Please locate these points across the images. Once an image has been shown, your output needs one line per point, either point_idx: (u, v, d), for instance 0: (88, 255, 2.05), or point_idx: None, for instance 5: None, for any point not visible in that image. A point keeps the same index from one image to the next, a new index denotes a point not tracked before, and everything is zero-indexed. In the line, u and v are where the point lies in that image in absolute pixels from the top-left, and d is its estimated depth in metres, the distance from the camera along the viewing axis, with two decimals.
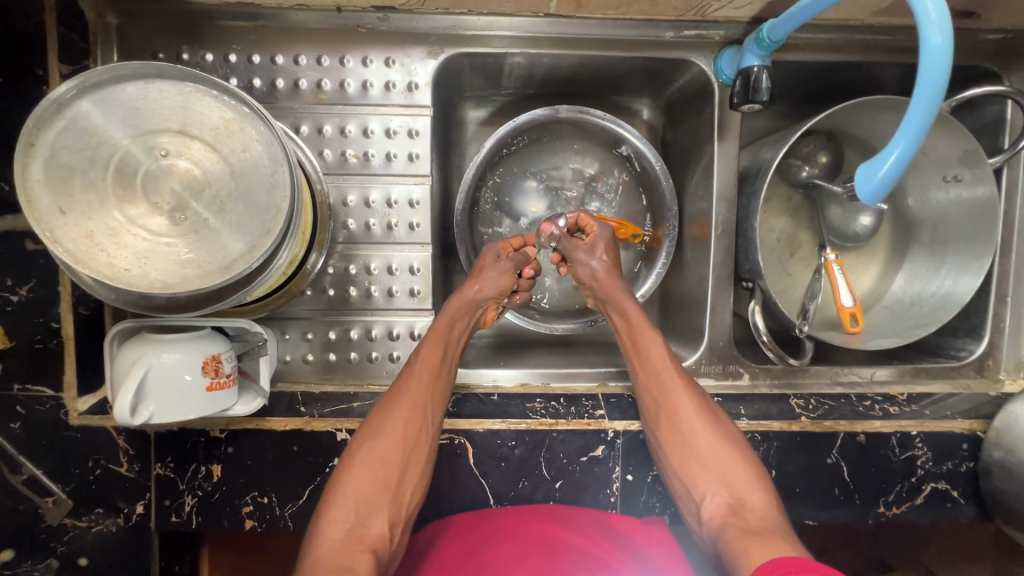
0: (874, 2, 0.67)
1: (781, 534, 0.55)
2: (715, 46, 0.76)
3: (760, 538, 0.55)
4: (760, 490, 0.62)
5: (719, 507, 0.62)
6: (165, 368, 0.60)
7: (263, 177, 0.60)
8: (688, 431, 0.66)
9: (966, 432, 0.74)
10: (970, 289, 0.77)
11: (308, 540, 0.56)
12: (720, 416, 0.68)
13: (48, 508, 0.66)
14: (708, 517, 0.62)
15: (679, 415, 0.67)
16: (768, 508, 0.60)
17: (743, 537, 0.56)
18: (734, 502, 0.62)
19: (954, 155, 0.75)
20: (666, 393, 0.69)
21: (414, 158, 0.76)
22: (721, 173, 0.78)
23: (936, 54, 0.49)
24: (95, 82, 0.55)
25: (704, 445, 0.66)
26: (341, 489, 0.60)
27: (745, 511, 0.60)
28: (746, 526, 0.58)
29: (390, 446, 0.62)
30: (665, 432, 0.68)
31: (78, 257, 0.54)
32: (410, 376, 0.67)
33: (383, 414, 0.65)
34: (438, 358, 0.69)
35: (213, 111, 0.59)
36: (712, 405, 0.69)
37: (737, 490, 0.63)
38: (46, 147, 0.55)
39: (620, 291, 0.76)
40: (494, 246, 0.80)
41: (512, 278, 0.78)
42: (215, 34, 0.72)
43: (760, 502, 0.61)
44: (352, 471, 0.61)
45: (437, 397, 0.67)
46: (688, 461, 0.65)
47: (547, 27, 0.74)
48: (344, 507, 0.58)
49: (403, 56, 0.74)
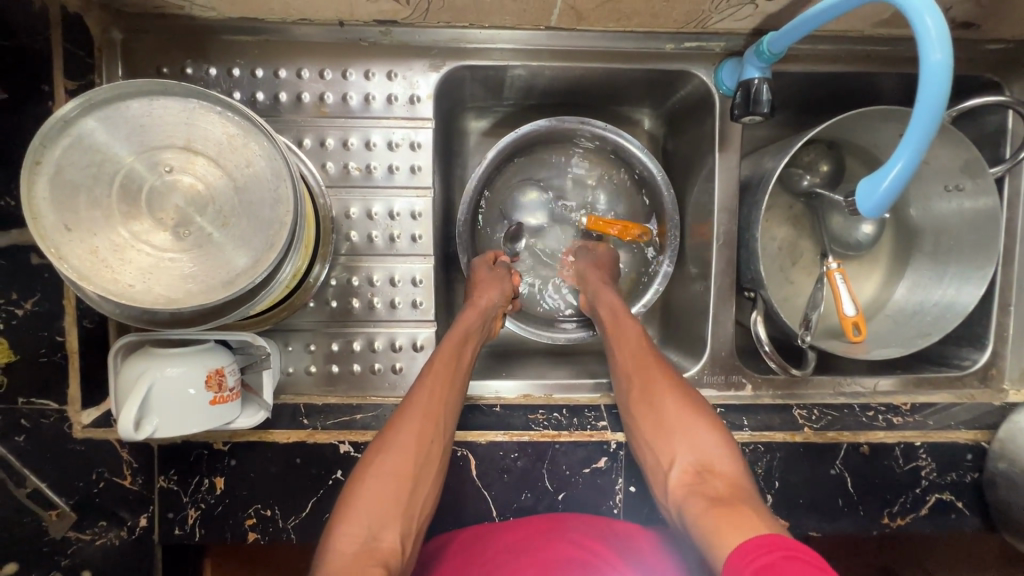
0: (874, 14, 0.68)
1: (748, 501, 0.53)
2: (715, 58, 0.76)
3: (726, 505, 0.52)
4: (729, 456, 0.60)
5: (686, 473, 0.60)
6: (169, 382, 0.60)
7: (266, 191, 0.60)
8: (659, 404, 0.66)
9: (970, 443, 0.73)
10: (973, 298, 0.77)
11: (317, 560, 0.53)
12: (693, 392, 0.67)
13: (52, 521, 0.66)
14: (674, 484, 0.59)
15: (656, 401, 0.66)
16: (738, 473, 0.58)
17: (709, 505, 0.53)
18: (701, 467, 0.59)
19: (956, 165, 0.75)
20: (642, 372, 0.70)
21: (416, 170, 0.76)
22: (721, 184, 0.78)
23: (937, 70, 0.49)
24: (100, 99, 0.56)
25: (672, 415, 0.64)
26: (352, 503, 0.57)
27: (713, 476, 0.58)
28: (712, 493, 0.55)
29: (404, 458, 0.60)
30: (638, 408, 0.67)
31: (83, 273, 0.55)
32: (421, 387, 0.67)
33: (394, 427, 0.63)
34: (451, 368, 0.69)
35: (217, 127, 0.59)
36: (687, 387, 0.68)
37: (704, 456, 0.60)
38: (51, 164, 0.55)
39: (607, 289, 0.79)
40: (478, 258, 0.82)
41: (512, 285, 0.81)
42: (219, 48, 0.73)
43: (727, 468, 0.58)
44: (364, 487, 0.59)
45: (450, 410, 0.67)
46: (659, 432, 0.64)
47: (548, 39, 0.74)
48: (353, 521, 0.56)
49: (405, 69, 0.75)
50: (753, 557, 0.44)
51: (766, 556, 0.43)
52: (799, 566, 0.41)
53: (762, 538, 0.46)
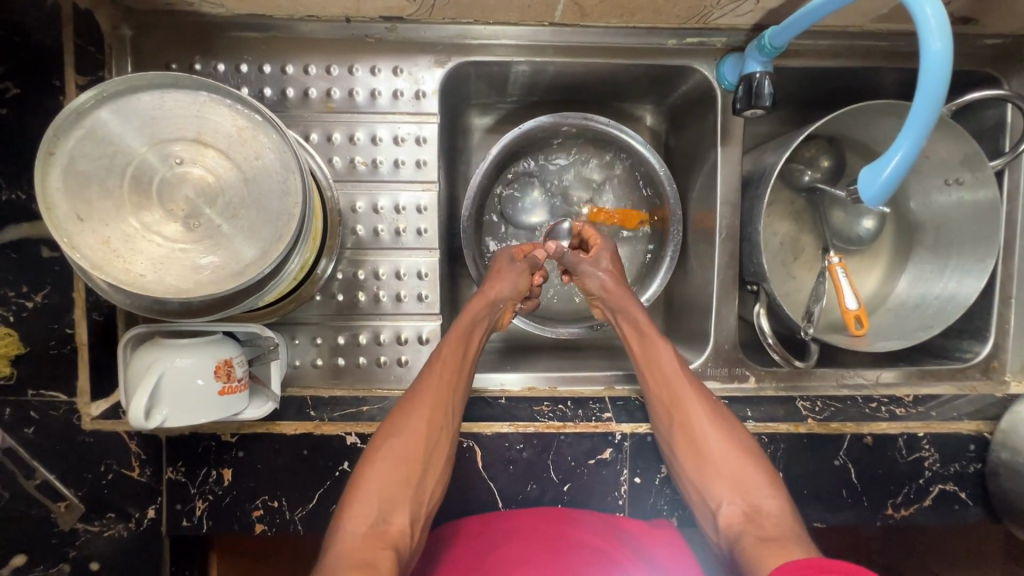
0: (873, 9, 0.69)
1: (796, 541, 0.54)
2: (717, 54, 0.77)
3: (776, 544, 0.54)
4: (775, 496, 0.61)
5: (735, 513, 0.61)
6: (179, 372, 0.60)
7: (276, 183, 0.61)
8: (696, 432, 0.67)
9: (973, 433, 0.74)
10: (973, 290, 0.77)
11: (329, 534, 0.56)
12: (732, 423, 0.68)
13: (60, 513, 0.66)
14: (725, 523, 0.61)
15: (694, 424, 0.67)
16: (784, 514, 0.59)
17: (759, 543, 0.55)
18: (750, 509, 0.60)
19: (955, 159, 0.76)
20: (681, 406, 0.68)
21: (422, 165, 0.77)
22: (723, 178, 0.79)
23: (937, 58, 0.49)
24: (113, 92, 0.56)
25: (720, 454, 0.65)
26: (362, 483, 0.59)
27: (761, 518, 0.59)
28: (761, 530, 0.57)
29: (414, 442, 0.62)
30: (679, 440, 0.67)
31: (96, 263, 0.55)
32: (431, 373, 0.67)
33: (405, 412, 0.65)
34: (458, 357, 0.70)
35: (227, 120, 0.60)
36: (726, 413, 0.69)
37: (752, 496, 0.61)
38: (64, 155, 0.56)
39: (630, 300, 0.77)
40: (507, 250, 0.81)
41: (529, 280, 0.80)
42: (227, 44, 0.74)
43: (776, 508, 0.59)
44: (374, 469, 0.60)
45: (459, 395, 0.68)
46: (704, 469, 0.64)
47: (551, 36, 0.75)
48: (363, 502, 0.58)
49: (410, 65, 0.76)
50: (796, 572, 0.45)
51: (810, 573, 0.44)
52: None
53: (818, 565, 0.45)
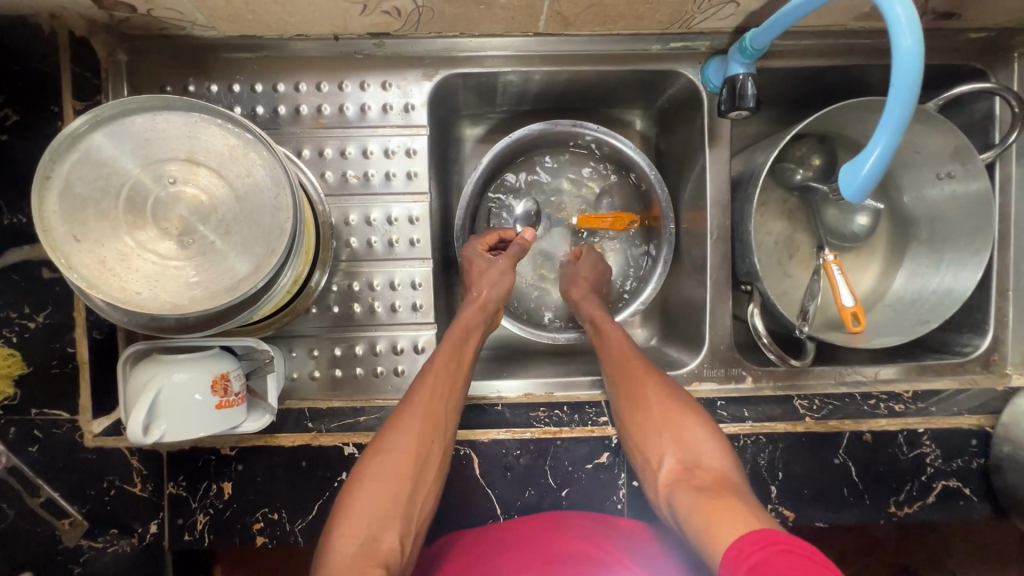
0: (854, 8, 0.69)
1: (738, 496, 0.55)
2: (702, 57, 0.78)
3: (716, 501, 0.54)
4: (718, 454, 0.61)
5: (675, 469, 0.61)
6: (178, 387, 0.61)
7: (267, 200, 0.62)
8: (648, 404, 0.67)
9: (974, 428, 0.74)
10: (969, 284, 0.77)
11: (321, 557, 0.56)
12: (684, 393, 0.68)
13: (65, 529, 0.68)
14: (665, 483, 0.61)
15: (642, 388, 0.68)
16: (726, 469, 0.59)
17: (699, 501, 0.55)
18: (691, 465, 0.61)
19: (945, 152, 0.76)
20: (634, 376, 0.69)
21: (413, 176, 0.78)
22: (713, 179, 0.79)
23: (908, 56, 0.50)
24: (106, 116, 0.58)
25: (665, 414, 0.65)
26: (352, 502, 0.60)
27: (702, 472, 0.60)
28: (699, 487, 0.58)
29: (404, 458, 0.62)
30: (628, 406, 0.68)
31: (92, 282, 0.57)
32: (424, 387, 0.67)
33: (393, 428, 0.64)
34: (451, 371, 0.69)
35: (218, 138, 0.61)
36: (677, 385, 0.69)
37: (694, 454, 0.62)
38: (61, 179, 0.57)
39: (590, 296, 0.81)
40: (474, 247, 0.82)
41: (513, 276, 0.80)
42: (219, 65, 0.75)
43: (716, 463, 0.60)
44: (364, 488, 0.61)
45: (452, 410, 0.67)
46: (651, 432, 0.65)
47: (536, 45, 0.76)
48: (354, 521, 0.58)
49: (399, 79, 0.77)
50: (748, 554, 0.45)
51: (760, 553, 0.44)
52: (794, 560, 0.41)
53: (762, 535, 0.46)
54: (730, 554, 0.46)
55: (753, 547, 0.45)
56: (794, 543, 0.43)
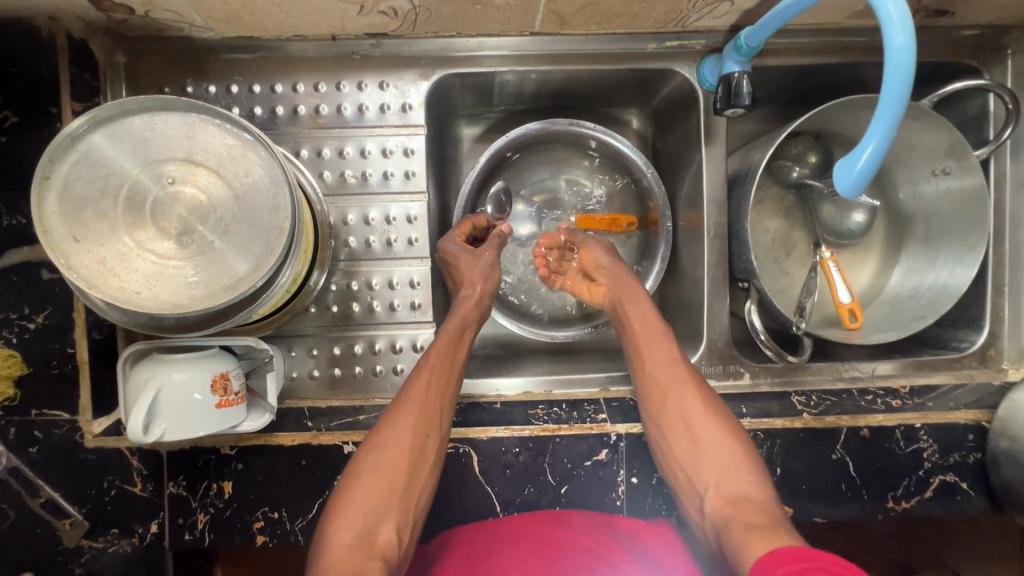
0: (847, 6, 0.70)
1: (780, 524, 0.55)
2: (697, 56, 0.78)
3: (760, 529, 0.54)
4: (759, 479, 0.62)
5: (717, 491, 0.62)
6: (177, 385, 0.62)
7: (265, 200, 0.62)
8: (690, 422, 0.67)
9: (970, 423, 0.74)
10: (965, 279, 0.77)
11: (316, 547, 0.57)
12: (724, 410, 0.68)
13: (66, 530, 0.68)
14: (709, 506, 0.62)
15: (684, 404, 0.68)
16: (768, 496, 0.60)
17: (743, 529, 0.56)
18: (733, 487, 0.61)
19: (940, 148, 0.76)
20: (673, 390, 0.69)
21: (411, 176, 0.79)
22: (709, 177, 0.80)
23: (901, 54, 0.50)
24: (104, 117, 0.58)
25: (706, 435, 0.66)
26: (347, 499, 0.60)
27: (745, 497, 0.60)
28: (743, 512, 0.58)
29: (399, 453, 0.62)
30: (668, 421, 0.68)
31: (92, 281, 0.57)
32: (420, 382, 0.67)
33: (387, 422, 0.65)
34: (447, 367, 0.69)
35: (217, 139, 0.62)
36: (716, 399, 0.69)
37: (736, 477, 0.62)
38: (59, 179, 0.58)
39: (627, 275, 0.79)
40: (454, 239, 0.80)
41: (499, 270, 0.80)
42: (217, 66, 0.76)
43: (759, 489, 0.61)
44: (360, 482, 0.61)
45: (447, 402, 0.68)
46: (692, 452, 0.65)
47: (533, 45, 0.76)
48: (350, 513, 0.59)
49: (396, 79, 0.77)
50: (781, 564, 0.46)
51: (793, 565, 0.45)
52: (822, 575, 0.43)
53: (799, 550, 0.47)
54: (763, 562, 0.48)
55: (787, 559, 0.47)
56: (827, 559, 0.44)
